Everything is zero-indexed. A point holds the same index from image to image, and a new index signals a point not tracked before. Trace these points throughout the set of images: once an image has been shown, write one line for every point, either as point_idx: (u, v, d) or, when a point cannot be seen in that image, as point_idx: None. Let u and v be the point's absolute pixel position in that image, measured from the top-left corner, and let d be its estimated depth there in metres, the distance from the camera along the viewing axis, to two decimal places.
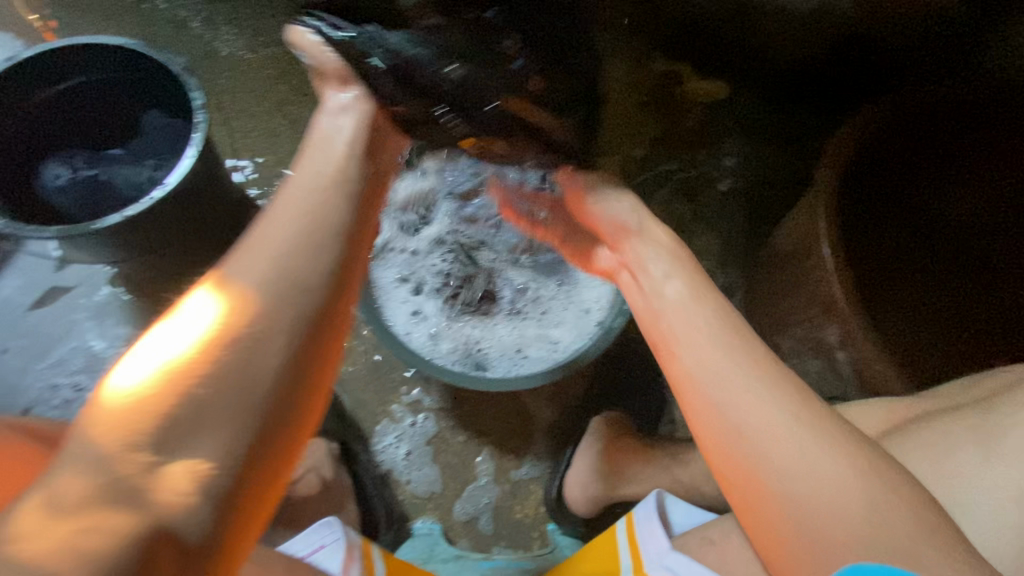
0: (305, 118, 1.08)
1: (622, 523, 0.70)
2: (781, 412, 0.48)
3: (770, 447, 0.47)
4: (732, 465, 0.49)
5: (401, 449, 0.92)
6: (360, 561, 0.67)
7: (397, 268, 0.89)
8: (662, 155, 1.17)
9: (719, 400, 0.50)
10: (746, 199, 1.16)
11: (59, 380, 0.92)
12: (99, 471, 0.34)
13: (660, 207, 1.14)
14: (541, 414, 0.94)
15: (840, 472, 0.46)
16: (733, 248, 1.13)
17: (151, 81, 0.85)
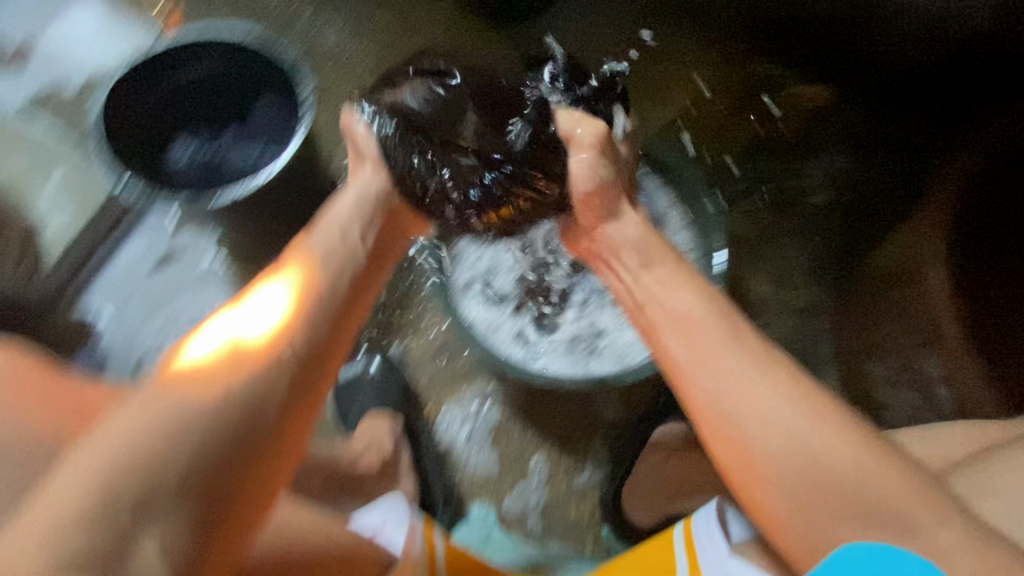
0: None
1: (680, 522, 0.68)
2: (758, 387, 0.54)
3: (747, 415, 0.53)
4: (718, 432, 0.55)
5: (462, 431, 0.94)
6: (421, 539, 0.72)
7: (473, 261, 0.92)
8: (752, 162, 1.11)
9: (711, 385, 0.56)
10: (841, 215, 1.09)
11: (169, 336, 1.02)
12: (148, 453, 0.39)
13: (744, 216, 1.09)
14: (604, 417, 0.94)
15: (814, 432, 0.51)
16: (823, 265, 1.07)
17: (269, 70, 0.92)
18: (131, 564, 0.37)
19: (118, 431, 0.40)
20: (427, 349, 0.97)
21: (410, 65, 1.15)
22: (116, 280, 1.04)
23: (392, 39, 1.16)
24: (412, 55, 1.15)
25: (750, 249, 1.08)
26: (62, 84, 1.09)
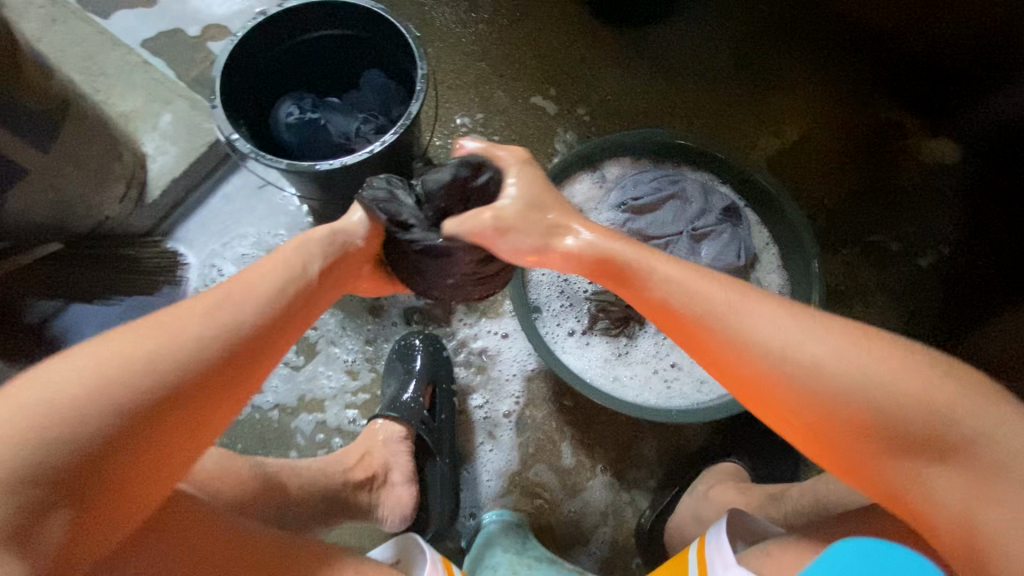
0: (496, 99, 1.11)
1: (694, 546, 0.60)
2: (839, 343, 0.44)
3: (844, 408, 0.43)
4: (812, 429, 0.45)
5: (482, 440, 0.91)
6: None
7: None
8: (860, 207, 1.04)
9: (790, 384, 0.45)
10: (950, 277, 1.00)
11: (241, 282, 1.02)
12: (102, 382, 0.37)
13: (844, 265, 1.01)
14: (655, 443, 0.90)
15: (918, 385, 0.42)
16: (923, 327, 0.97)
17: (387, 46, 0.92)
18: (33, 542, 0.35)
19: (126, 342, 0.39)
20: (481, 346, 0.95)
21: (517, 58, 1.14)
22: (209, 213, 1.06)
23: (502, 28, 1.15)
24: (519, 48, 1.14)
25: (842, 300, 0.99)
26: (186, 26, 1.14)
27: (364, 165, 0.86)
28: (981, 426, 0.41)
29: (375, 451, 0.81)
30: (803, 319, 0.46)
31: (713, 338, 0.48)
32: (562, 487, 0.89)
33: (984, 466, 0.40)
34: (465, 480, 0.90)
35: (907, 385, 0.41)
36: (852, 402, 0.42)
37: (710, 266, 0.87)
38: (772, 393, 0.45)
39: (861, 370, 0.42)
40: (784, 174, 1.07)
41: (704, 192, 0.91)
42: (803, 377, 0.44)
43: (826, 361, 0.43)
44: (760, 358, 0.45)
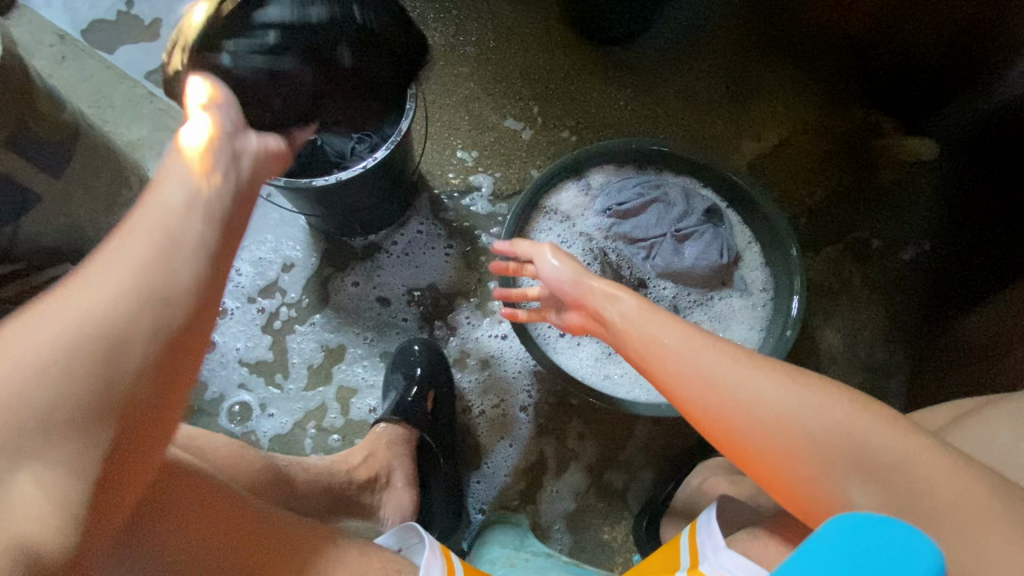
0: (485, 116, 1.16)
1: (687, 532, 0.63)
2: (775, 382, 0.48)
3: (787, 430, 0.45)
4: (771, 464, 0.47)
5: (496, 435, 0.94)
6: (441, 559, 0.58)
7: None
8: (842, 207, 1.07)
9: (739, 414, 0.48)
10: (933, 272, 1.02)
11: (244, 296, 1.06)
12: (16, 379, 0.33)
13: (829, 262, 1.03)
14: (651, 439, 0.92)
15: (848, 414, 0.44)
16: (902, 326, 0.99)
17: None
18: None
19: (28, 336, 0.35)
20: (481, 346, 1.00)
21: (504, 78, 1.19)
22: None
23: (490, 49, 1.20)
24: (506, 67, 1.19)
25: (826, 295, 1.01)
26: None
27: (359, 182, 0.91)
28: (915, 456, 0.42)
29: (380, 452, 0.84)
30: (763, 366, 0.50)
31: (676, 375, 0.53)
32: (562, 485, 0.91)
33: (913, 506, 0.40)
34: (477, 477, 0.93)
35: (844, 425, 0.44)
36: (791, 435, 0.45)
37: (693, 265, 0.90)
38: (723, 426, 0.49)
39: (806, 408, 0.45)
40: (765, 178, 1.10)
41: (686, 195, 0.94)
42: (751, 411, 0.47)
43: (772, 397, 0.47)
44: (716, 392, 0.50)
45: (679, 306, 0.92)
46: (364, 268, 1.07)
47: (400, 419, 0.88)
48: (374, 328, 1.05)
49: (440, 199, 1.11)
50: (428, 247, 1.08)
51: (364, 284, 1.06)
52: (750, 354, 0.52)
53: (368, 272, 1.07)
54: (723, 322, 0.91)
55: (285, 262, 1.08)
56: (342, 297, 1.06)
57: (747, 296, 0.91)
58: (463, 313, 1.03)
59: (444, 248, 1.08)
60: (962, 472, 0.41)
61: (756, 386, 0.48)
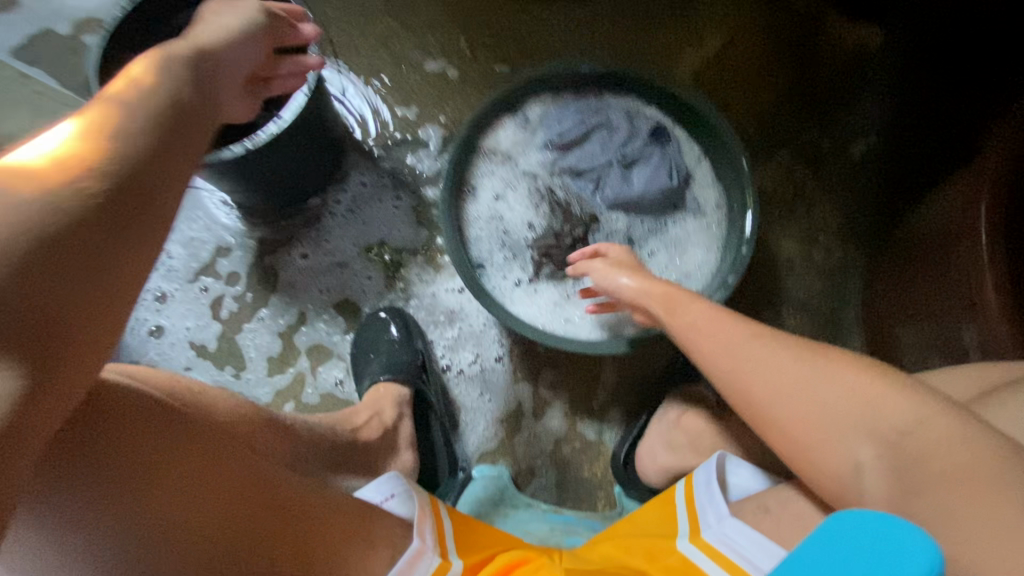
0: (409, 56, 1.06)
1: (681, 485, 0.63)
2: (795, 356, 0.48)
3: (805, 401, 0.46)
4: (789, 432, 0.47)
5: (473, 390, 0.93)
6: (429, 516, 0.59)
7: (488, 215, 0.89)
8: (791, 108, 1.03)
9: (760, 386, 0.49)
10: (883, 167, 1.00)
11: (179, 279, 0.99)
12: None
13: (779, 169, 1.01)
14: (620, 373, 0.92)
15: (864, 384, 0.45)
16: (857, 226, 0.97)
17: None
18: None
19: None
20: (438, 302, 0.97)
21: (422, 9, 1.07)
22: None
23: None
24: None
25: (779, 203, 0.99)
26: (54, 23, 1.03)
27: (275, 147, 0.82)
28: (925, 421, 0.42)
29: (385, 410, 0.82)
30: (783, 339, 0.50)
31: (701, 354, 0.53)
32: (540, 430, 0.91)
33: (914, 465, 0.41)
34: (457, 435, 0.92)
35: (859, 393, 0.45)
36: (808, 402, 0.46)
37: (643, 192, 0.86)
38: (741, 391, 0.50)
39: (822, 377, 0.46)
40: (710, 88, 1.05)
41: (630, 117, 0.89)
42: (769, 379, 0.48)
43: (793, 366, 0.48)
44: (739, 360, 0.50)
45: (633, 237, 0.89)
46: (310, 238, 1.00)
47: (395, 377, 0.87)
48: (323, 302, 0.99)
49: (374, 158, 1.03)
50: (373, 201, 1.02)
51: (314, 254, 1.00)
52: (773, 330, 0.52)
53: (306, 242, 1.00)
54: (679, 247, 0.88)
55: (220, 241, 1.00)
56: (289, 269, 1.00)
57: (702, 217, 0.88)
58: (414, 270, 0.99)
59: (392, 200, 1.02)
60: (963, 432, 0.41)
61: (776, 359, 0.49)
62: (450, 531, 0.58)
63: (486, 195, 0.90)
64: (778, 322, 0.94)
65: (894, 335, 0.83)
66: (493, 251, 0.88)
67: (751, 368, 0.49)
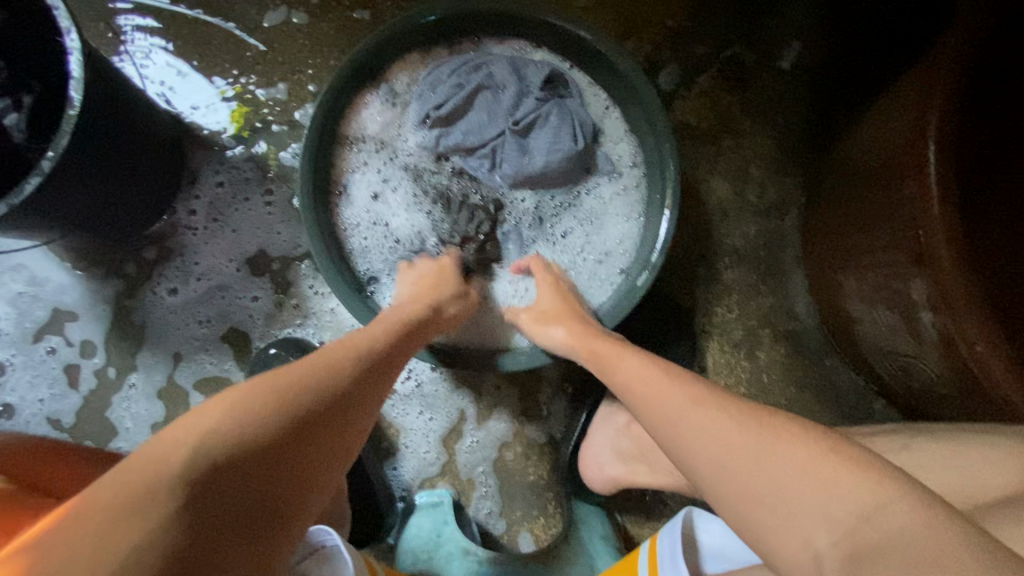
0: (245, 17, 0.84)
1: (646, 546, 0.55)
2: (733, 422, 0.44)
3: (746, 473, 0.41)
4: (730, 506, 0.42)
5: (414, 411, 0.81)
6: None
7: (368, 215, 0.74)
8: (710, 20, 0.87)
9: (697, 454, 0.44)
10: (816, 77, 0.87)
11: (11, 346, 0.78)
12: None
13: (702, 98, 0.87)
14: (556, 365, 0.82)
15: (806, 459, 0.40)
16: (789, 155, 0.87)
17: None
18: None
19: None
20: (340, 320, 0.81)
21: None
22: None
23: None
24: None
25: (705, 138, 0.87)
26: None
27: (72, 172, 0.63)
28: (880, 503, 0.36)
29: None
30: (725, 406, 0.46)
31: (648, 420, 0.50)
32: (485, 433, 0.82)
33: (869, 558, 0.34)
34: (395, 464, 0.81)
35: (810, 470, 0.39)
36: (756, 479, 0.41)
37: (545, 164, 0.72)
38: (691, 461, 0.45)
39: (768, 454, 0.41)
40: (619, 5, 0.86)
41: (515, 69, 0.72)
42: (716, 455, 0.43)
43: (741, 441, 0.43)
44: (686, 430, 0.46)
45: (544, 216, 0.76)
46: (177, 269, 0.80)
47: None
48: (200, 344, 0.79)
49: (221, 153, 0.82)
50: (237, 200, 0.81)
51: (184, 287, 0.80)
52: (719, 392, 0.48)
53: (157, 274, 0.81)
54: (599, 221, 0.76)
55: (54, 292, 0.79)
56: (151, 306, 0.79)
57: (619, 180, 0.76)
58: (305, 283, 0.81)
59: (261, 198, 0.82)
60: (932, 519, 0.34)
61: (713, 420, 0.45)
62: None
63: (361, 195, 0.74)
64: (716, 279, 0.86)
65: (840, 282, 0.75)
66: (382, 260, 0.74)
67: (689, 438, 0.45)
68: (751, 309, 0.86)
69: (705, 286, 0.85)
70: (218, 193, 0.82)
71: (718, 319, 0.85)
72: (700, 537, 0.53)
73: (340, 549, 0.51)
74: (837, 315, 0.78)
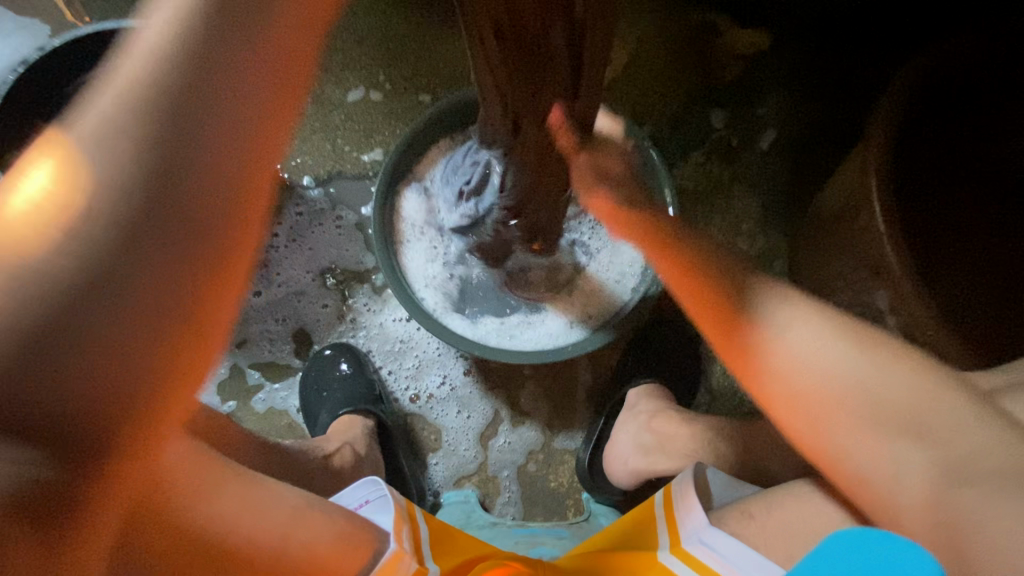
0: (328, 93, 1.02)
1: (661, 496, 0.62)
2: (855, 354, 0.51)
3: (851, 396, 0.50)
4: (828, 425, 0.51)
5: (452, 410, 0.90)
6: (408, 524, 0.58)
7: (426, 248, 0.92)
8: (697, 112, 1.05)
9: (804, 369, 0.52)
10: (791, 150, 1.03)
11: None
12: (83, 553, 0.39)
13: (694, 170, 1.04)
14: (579, 378, 0.91)
15: (914, 388, 0.48)
16: (774, 210, 1.02)
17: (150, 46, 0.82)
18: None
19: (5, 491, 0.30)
20: (386, 333, 0.93)
21: (334, 44, 1.03)
22: None
23: None
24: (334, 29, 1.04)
25: (702, 199, 1.03)
26: None
27: None
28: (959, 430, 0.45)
29: (358, 438, 0.77)
30: (838, 327, 0.53)
31: (739, 335, 0.56)
32: (517, 436, 0.90)
33: (954, 469, 0.44)
34: (435, 456, 0.90)
35: (908, 394, 0.48)
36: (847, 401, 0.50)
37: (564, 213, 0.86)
38: (785, 388, 0.53)
39: (879, 380, 0.49)
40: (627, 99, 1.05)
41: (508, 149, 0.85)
42: (817, 375, 0.52)
43: (841, 366, 0.51)
44: (792, 350, 0.53)
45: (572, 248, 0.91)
46: (260, 273, 0.95)
47: (356, 409, 0.85)
48: (270, 343, 0.93)
49: (300, 191, 0.98)
50: (313, 223, 0.97)
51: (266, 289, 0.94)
52: (843, 319, 0.54)
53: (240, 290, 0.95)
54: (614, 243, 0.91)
55: None
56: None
57: None
58: (359, 300, 0.94)
59: (333, 213, 0.97)
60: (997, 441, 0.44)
61: (825, 345, 0.52)
62: (427, 537, 0.58)
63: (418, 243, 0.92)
64: None
65: (821, 310, 0.89)
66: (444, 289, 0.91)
67: (796, 353, 0.53)
68: None
69: None
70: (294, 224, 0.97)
71: None
72: (710, 484, 0.62)
73: (386, 495, 0.59)
74: None
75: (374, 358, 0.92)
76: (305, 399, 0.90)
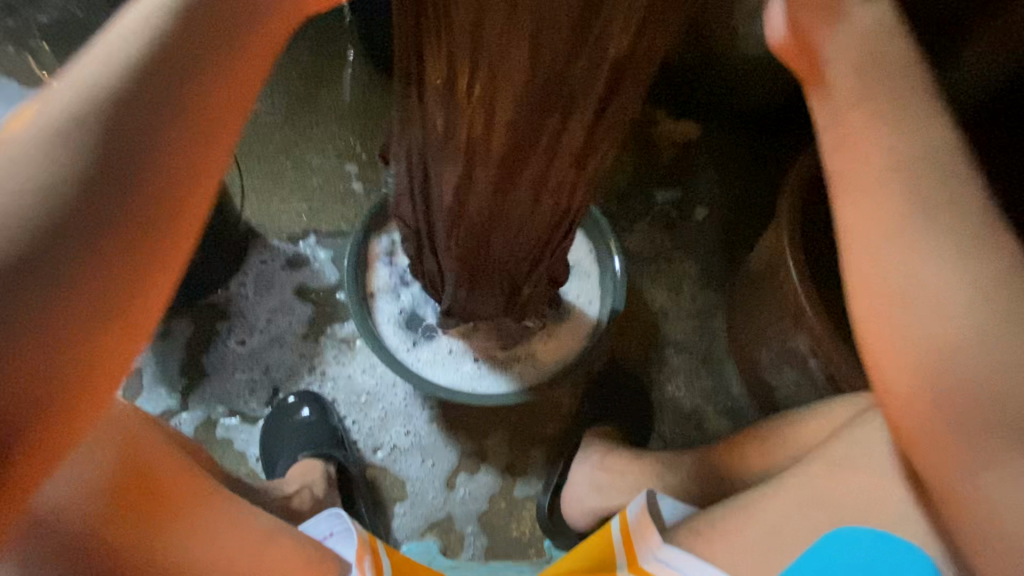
0: (307, 159, 1.09)
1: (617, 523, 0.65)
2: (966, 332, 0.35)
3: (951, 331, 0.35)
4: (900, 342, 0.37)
5: (416, 459, 0.92)
6: (369, 558, 0.60)
7: (394, 308, 0.96)
8: (639, 188, 1.16)
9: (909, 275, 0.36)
10: (723, 223, 1.15)
11: None
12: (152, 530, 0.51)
13: (640, 236, 1.13)
14: (539, 425, 0.96)
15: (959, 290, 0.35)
16: (710, 272, 1.12)
17: None
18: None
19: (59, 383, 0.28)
20: (354, 383, 0.95)
21: (317, 118, 1.12)
22: None
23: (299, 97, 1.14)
24: (317, 105, 1.13)
25: (648, 263, 1.12)
26: None
27: None
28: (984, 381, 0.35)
29: (317, 482, 0.82)
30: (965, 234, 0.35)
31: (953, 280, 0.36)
32: (475, 486, 0.91)
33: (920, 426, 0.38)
34: (401, 506, 0.90)
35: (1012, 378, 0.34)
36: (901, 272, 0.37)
37: None
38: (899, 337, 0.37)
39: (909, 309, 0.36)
40: None
41: None
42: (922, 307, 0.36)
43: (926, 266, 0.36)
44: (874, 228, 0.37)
45: None
46: (239, 323, 0.97)
47: (316, 453, 0.86)
48: (249, 393, 0.95)
49: (269, 242, 1.03)
50: (280, 270, 1.01)
51: (250, 338, 0.97)
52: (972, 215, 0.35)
53: (205, 338, 0.96)
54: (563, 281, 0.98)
55: None
56: (217, 355, 0.96)
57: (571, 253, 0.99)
58: (329, 351, 0.97)
59: (301, 261, 1.02)
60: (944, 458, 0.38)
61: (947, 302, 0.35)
62: (389, 567, 0.61)
63: (382, 288, 0.96)
64: (664, 362, 1.05)
65: (754, 359, 0.97)
66: (400, 329, 0.95)
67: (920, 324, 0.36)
68: (696, 387, 1.04)
69: (656, 368, 1.05)
70: (267, 276, 1.01)
71: (670, 396, 1.03)
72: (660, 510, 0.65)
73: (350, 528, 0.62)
74: (759, 383, 0.99)
75: (338, 408, 0.94)
76: (267, 447, 0.91)
